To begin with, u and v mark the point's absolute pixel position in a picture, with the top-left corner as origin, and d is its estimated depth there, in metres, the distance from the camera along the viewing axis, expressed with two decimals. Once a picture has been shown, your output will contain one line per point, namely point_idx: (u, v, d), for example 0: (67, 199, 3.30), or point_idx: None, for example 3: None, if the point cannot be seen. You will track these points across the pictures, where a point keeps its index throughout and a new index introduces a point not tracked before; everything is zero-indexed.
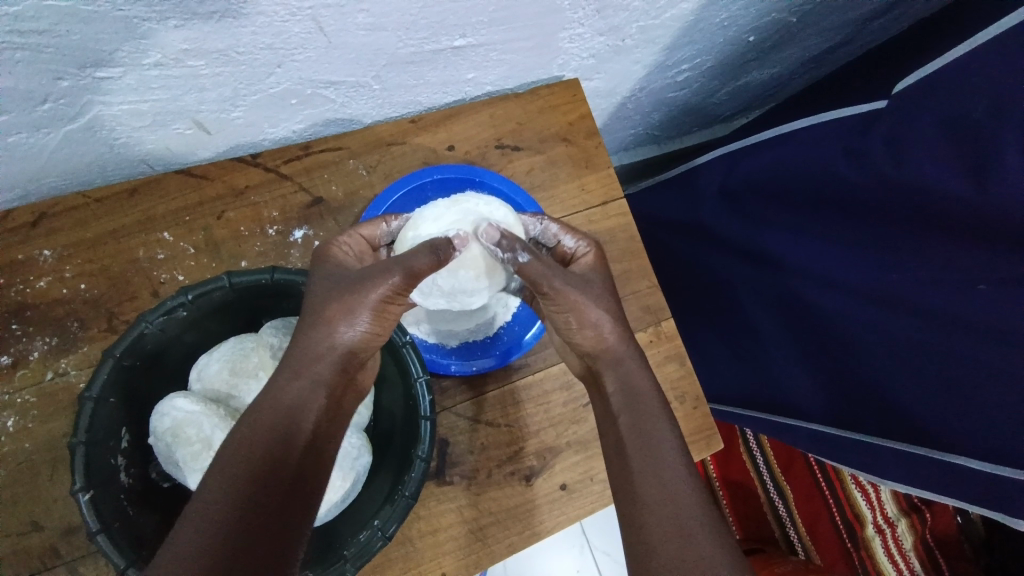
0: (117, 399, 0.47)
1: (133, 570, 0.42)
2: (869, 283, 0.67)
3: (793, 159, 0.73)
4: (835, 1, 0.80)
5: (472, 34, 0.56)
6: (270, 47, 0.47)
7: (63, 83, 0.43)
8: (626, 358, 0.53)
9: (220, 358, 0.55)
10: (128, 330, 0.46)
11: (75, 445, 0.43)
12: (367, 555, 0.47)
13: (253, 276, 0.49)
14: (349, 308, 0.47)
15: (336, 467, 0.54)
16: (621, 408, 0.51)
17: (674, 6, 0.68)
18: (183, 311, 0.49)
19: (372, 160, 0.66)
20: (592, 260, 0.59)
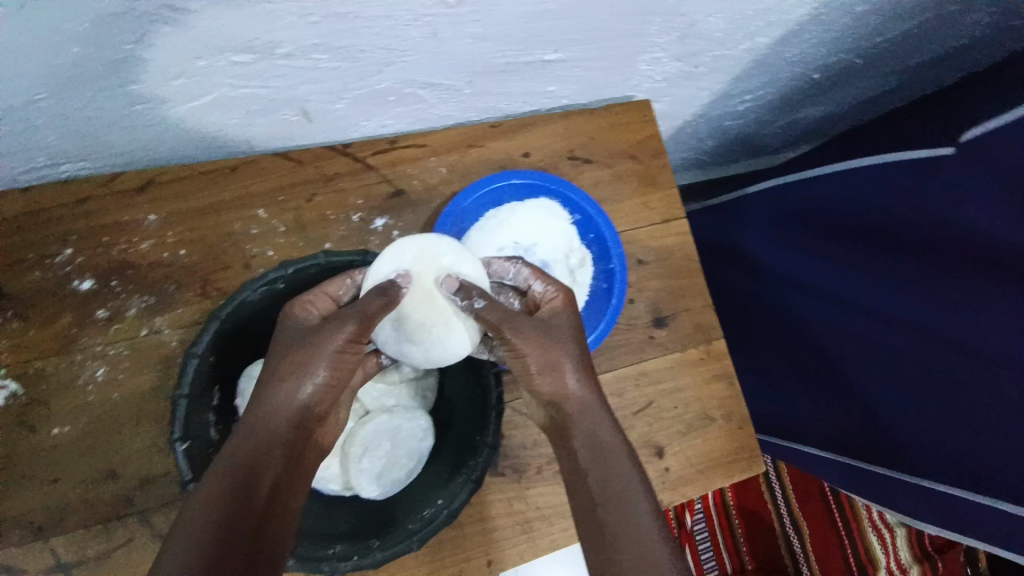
0: (216, 358, 0.50)
1: None
2: (919, 319, 0.68)
3: (851, 194, 0.74)
4: (898, 47, 0.83)
5: (563, 49, 0.60)
6: (387, 47, 0.51)
7: (199, 62, 0.46)
8: (593, 412, 0.50)
9: None
10: (232, 296, 0.49)
11: (177, 398, 0.46)
12: (432, 530, 0.50)
13: (349, 256, 0.54)
14: (302, 365, 0.47)
15: (403, 446, 0.58)
16: (587, 461, 0.48)
17: (750, 38, 0.71)
18: (281, 283, 0.52)
19: (452, 160, 0.69)
20: (561, 302, 0.55)
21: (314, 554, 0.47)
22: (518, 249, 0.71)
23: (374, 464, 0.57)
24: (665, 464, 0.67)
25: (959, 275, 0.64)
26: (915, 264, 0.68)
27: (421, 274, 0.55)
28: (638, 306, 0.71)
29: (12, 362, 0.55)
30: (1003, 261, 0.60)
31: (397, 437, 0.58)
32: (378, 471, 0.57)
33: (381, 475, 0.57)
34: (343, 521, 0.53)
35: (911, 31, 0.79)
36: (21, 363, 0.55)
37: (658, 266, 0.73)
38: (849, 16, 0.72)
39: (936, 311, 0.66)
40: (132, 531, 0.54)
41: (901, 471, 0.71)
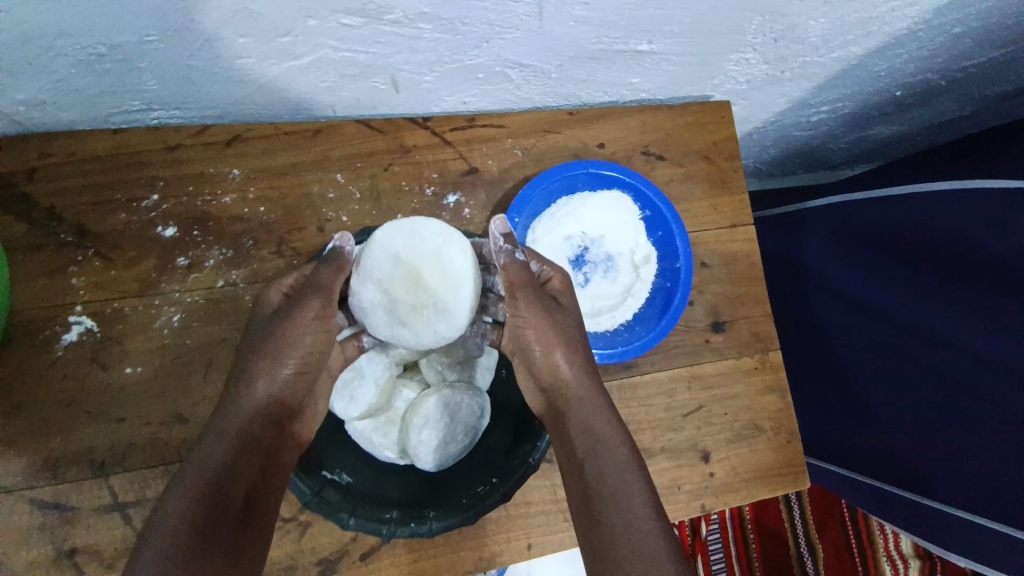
0: None
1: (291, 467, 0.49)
2: (995, 355, 0.67)
3: (933, 221, 0.73)
4: (991, 71, 0.80)
5: (658, 41, 0.59)
6: (490, 23, 0.51)
7: (310, 22, 0.47)
8: (590, 400, 0.50)
9: None
10: (319, 257, 0.55)
11: (262, 343, 0.53)
12: (483, 509, 0.51)
13: (424, 228, 0.57)
14: (272, 355, 0.47)
15: (461, 422, 0.57)
16: (583, 449, 0.48)
17: (844, 47, 0.69)
18: None
19: (528, 143, 0.69)
20: (560, 283, 0.54)
21: (373, 520, 0.50)
22: (585, 240, 0.71)
23: (431, 436, 0.55)
24: (711, 470, 0.67)
25: None
26: (996, 299, 0.67)
27: (410, 258, 0.53)
28: (698, 308, 0.71)
29: (92, 299, 0.57)
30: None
31: (456, 411, 0.57)
32: (434, 445, 0.56)
33: (437, 447, 0.56)
34: (399, 488, 0.55)
35: (1009, 56, 0.77)
36: (101, 302, 0.57)
37: (721, 271, 0.72)
38: (943, 37, 0.70)
39: (1013, 349, 0.65)
40: None
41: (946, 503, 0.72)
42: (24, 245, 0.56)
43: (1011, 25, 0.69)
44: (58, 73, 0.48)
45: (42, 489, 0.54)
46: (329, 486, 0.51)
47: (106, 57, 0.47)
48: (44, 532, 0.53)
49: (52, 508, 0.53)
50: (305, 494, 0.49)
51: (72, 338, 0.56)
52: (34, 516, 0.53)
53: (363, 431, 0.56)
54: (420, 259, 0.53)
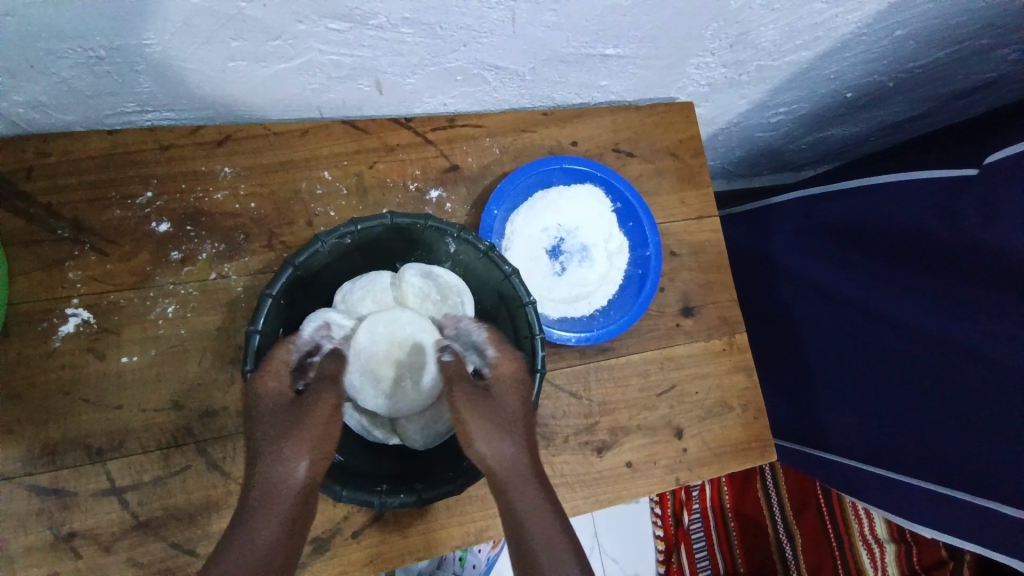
0: (284, 301, 0.53)
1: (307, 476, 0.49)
2: (943, 331, 0.73)
3: (880, 210, 0.79)
4: (928, 75, 0.88)
5: (623, 45, 0.65)
6: (467, 28, 0.55)
7: (300, 26, 0.51)
8: (524, 478, 0.50)
9: (362, 287, 0.60)
10: (307, 245, 0.53)
11: (250, 333, 0.50)
12: (469, 481, 0.53)
13: (411, 219, 0.55)
14: (296, 442, 0.49)
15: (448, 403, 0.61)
16: (516, 522, 0.48)
17: (794, 52, 0.75)
18: (348, 239, 0.55)
19: (506, 142, 0.73)
20: (507, 370, 0.54)
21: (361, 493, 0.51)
22: (561, 231, 0.75)
23: (421, 418, 0.61)
24: (684, 445, 0.71)
25: (985, 295, 0.69)
26: (942, 278, 0.73)
27: (393, 331, 0.60)
28: (669, 295, 0.75)
29: (88, 292, 0.59)
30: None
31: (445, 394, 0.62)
32: (422, 424, 0.60)
33: (426, 426, 0.60)
34: (387, 466, 0.57)
35: (944, 60, 0.84)
36: (97, 294, 0.59)
37: (690, 260, 0.77)
38: (887, 39, 0.76)
39: (956, 324, 0.71)
40: (188, 459, 0.58)
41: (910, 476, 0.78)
42: (23, 240, 0.58)
43: (942, 31, 0.76)
44: (59, 74, 0.51)
45: (41, 475, 0.55)
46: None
47: (104, 59, 0.50)
48: (43, 517, 0.55)
49: (50, 494, 0.55)
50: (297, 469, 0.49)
51: (69, 329, 0.58)
52: (32, 501, 0.55)
53: (355, 414, 0.61)
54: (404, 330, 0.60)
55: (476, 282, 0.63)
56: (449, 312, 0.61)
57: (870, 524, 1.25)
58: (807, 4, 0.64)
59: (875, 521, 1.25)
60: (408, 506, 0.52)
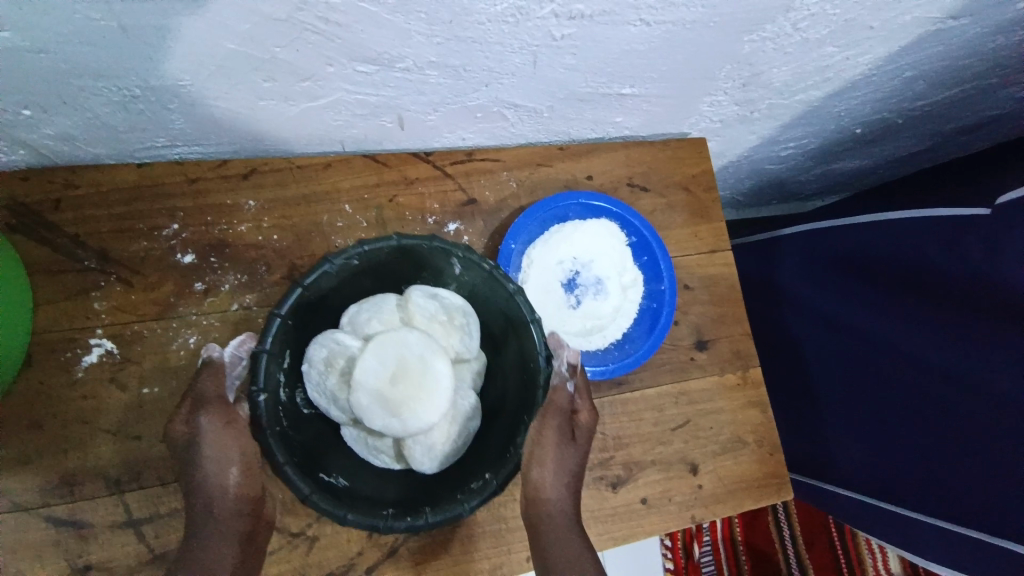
0: (292, 323, 0.55)
1: (312, 497, 0.50)
2: (956, 366, 0.72)
3: (889, 246, 0.80)
4: (935, 112, 0.89)
5: (639, 85, 0.67)
6: (489, 70, 0.57)
7: (329, 69, 0.53)
8: (567, 521, 0.58)
9: (367, 309, 0.60)
10: (313, 268, 0.54)
11: (259, 355, 0.51)
12: (479, 500, 0.52)
13: (416, 240, 0.56)
14: (221, 461, 0.54)
15: (454, 424, 0.60)
16: (551, 555, 0.55)
17: (805, 91, 0.77)
18: (354, 261, 0.56)
19: (522, 176, 0.75)
20: (591, 422, 0.63)
21: (369, 517, 0.51)
22: (576, 264, 0.76)
23: (426, 440, 0.58)
24: (699, 481, 0.70)
25: (994, 333, 0.69)
26: (950, 314, 0.73)
27: (395, 355, 0.58)
28: (682, 328, 0.75)
29: (112, 322, 0.60)
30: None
31: (451, 415, 0.60)
32: (428, 446, 0.58)
33: (432, 450, 0.58)
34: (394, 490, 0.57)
35: (951, 99, 0.85)
36: (120, 324, 0.60)
37: (703, 292, 0.78)
38: (898, 79, 0.78)
39: (967, 360, 0.71)
40: None
41: (917, 511, 0.77)
42: (50, 270, 0.59)
43: (949, 72, 0.77)
44: (93, 111, 0.53)
45: (57, 506, 0.55)
46: (326, 488, 0.52)
47: (138, 97, 0.52)
48: (59, 549, 0.54)
49: (65, 526, 0.55)
50: (303, 492, 0.49)
51: (91, 359, 0.58)
52: (48, 532, 0.54)
53: (359, 438, 0.60)
54: (405, 355, 0.58)
55: (482, 304, 0.63)
56: (455, 333, 0.61)
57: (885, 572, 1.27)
58: (819, 48, 0.66)
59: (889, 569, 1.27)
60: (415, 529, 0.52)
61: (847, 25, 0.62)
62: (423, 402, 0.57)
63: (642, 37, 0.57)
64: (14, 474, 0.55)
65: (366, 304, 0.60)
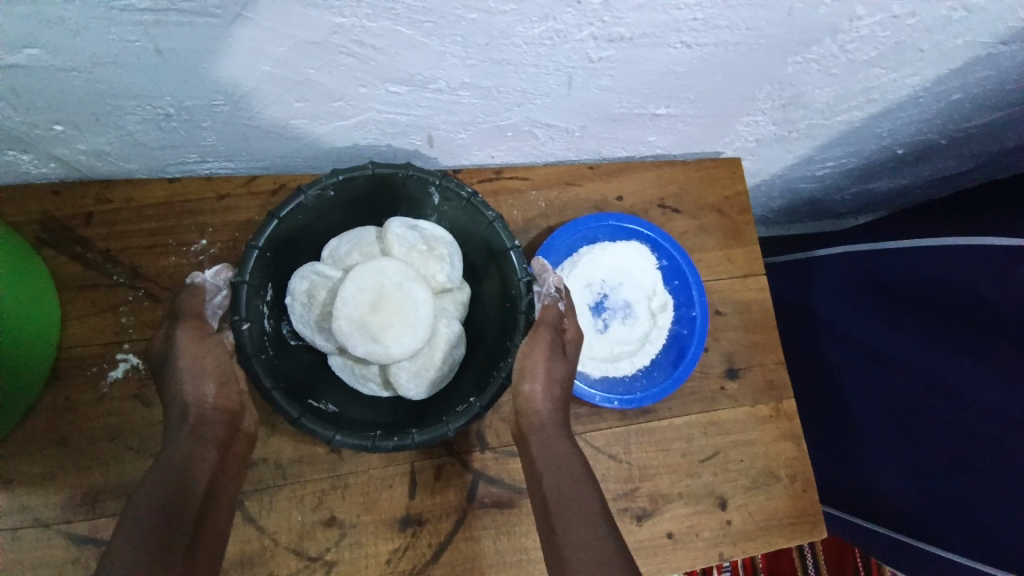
0: (272, 254, 0.55)
1: (301, 419, 0.50)
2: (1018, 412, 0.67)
3: (931, 273, 0.76)
4: (984, 134, 0.85)
5: (675, 106, 0.65)
6: (522, 91, 0.56)
7: (362, 90, 0.52)
8: (554, 429, 0.57)
9: (348, 241, 0.59)
10: (290, 197, 0.54)
11: (239, 284, 0.51)
12: (466, 420, 0.53)
13: (392, 167, 0.56)
14: (199, 371, 0.53)
15: (441, 351, 0.59)
16: (542, 464, 0.55)
17: (847, 112, 0.74)
18: (331, 192, 0.56)
19: (550, 195, 0.73)
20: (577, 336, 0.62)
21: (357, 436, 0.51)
22: (605, 287, 0.74)
23: (413, 366, 0.57)
24: (728, 517, 0.68)
25: None
26: (994, 349, 0.70)
27: (375, 283, 0.56)
28: (713, 354, 0.73)
29: (139, 338, 0.60)
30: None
31: (436, 342, 0.59)
32: (414, 372, 0.58)
33: (418, 377, 0.58)
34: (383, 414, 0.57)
35: (1001, 120, 0.81)
36: (147, 340, 0.60)
37: (735, 318, 0.75)
38: (945, 101, 0.74)
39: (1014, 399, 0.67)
40: None
41: (954, 552, 0.71)
42: (80, 285, 0.60)
43: (1002, 94, 0.74)
44: (126, 128, 0.53)
45: (79, 523, 0.55)
46: (314, 413, 0.52)
47: (172, 116, 0.52)
48: (79, 566, 0.54)
49: (87, 543, 0.55)
50: (291, 414, 0.49)
51: (118, 374, 0.58)
52: (70, 549, 0.55)
53: (347, 368, 0.59)
54: (384, 282, 0.56)
55: (463, 236, 0.64)
56: (437, 262, 0.60)
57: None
58: (864, 70, 0.63)
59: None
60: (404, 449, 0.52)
61: (896, 47, 0.60)
62: (405, 326, 0.55)
63: (681, 59, 0.55)
64: (38, 489, 0.55)
65: (348, 239, 0.60)
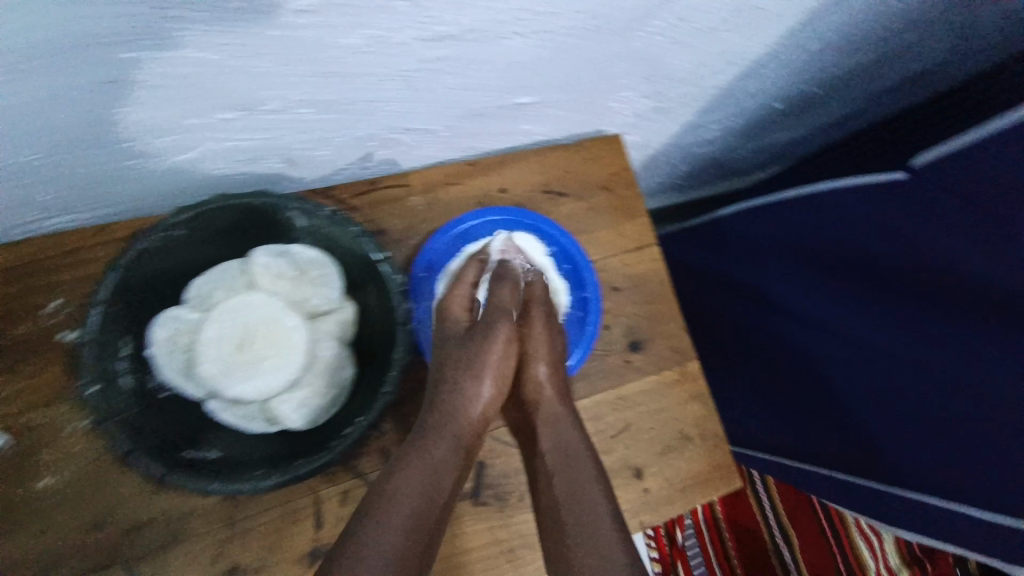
0: (123, 307, 0.54)
1: (169, 475, 0.51)
2: (899, 346, 0.71)
3: (816, 223, 0.76)
4: (854, 78, 0.88)
5: (535, 93, 0.64)
6: (366, 100, 0.54)
7: (190, 121, 0.50)
8: (558, 421, 0.62)
9: (213, 279, 0.60)
10: (131, 247, 0.52)
11: (88, 347, 0.51)
12: (348, 443, 0.54)
13: (241, 198, 0.55)
14: (476, 375, 0.62)
15: (325, 376, 0.60)
16: (556, 464, 0.58)
17: (713, 76, 0.75)
18: (179, 232, 0.55)
19: (431, 198, 0.72)
20: (541, 287, 0.72)
21: (235, 481, 0.52)
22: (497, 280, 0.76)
23: (293, 397, 0.58)
24: (645, 485, 0.70)
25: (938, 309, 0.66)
26: (878, 289, 0.72)
27: (240, 321, 0.57)
28: (615, 331, 0.74)
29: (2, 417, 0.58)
30: (980, 297, 0.62)
31: (316, 367, 0.60)
32: (299, 402, 0.58)
33: (303, 405, 0.58)
34: (272, 446, 0.57)
35: (864, 65, 0.84)
36: (11, 419, 0.58)
37: (633, 292, 0.76)
38: (804, 52, 0.76)
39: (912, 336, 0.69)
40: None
41: (881, 483, 0.74)
42: None
43: (857, 40, 0.76)
44: None
45: None
46: (188, 465, 0.52)
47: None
48: None
49: None
50: (155, 473, 0.50)
51: None
52: None
53: (227, 409, 0.58)
54: (251, 318, 0.58)
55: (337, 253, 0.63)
56: (310, 286, 0.61)
57: (882, 555, 1.26)
58: (713, 35, 0.64)
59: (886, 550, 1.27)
60: (291, 482, 0.53)
61: (737, 9, 0.60)
62: (275, 359, 0.58)
63: (521, 49, 0.54)
64: None
65: (212, 277, 0.60)
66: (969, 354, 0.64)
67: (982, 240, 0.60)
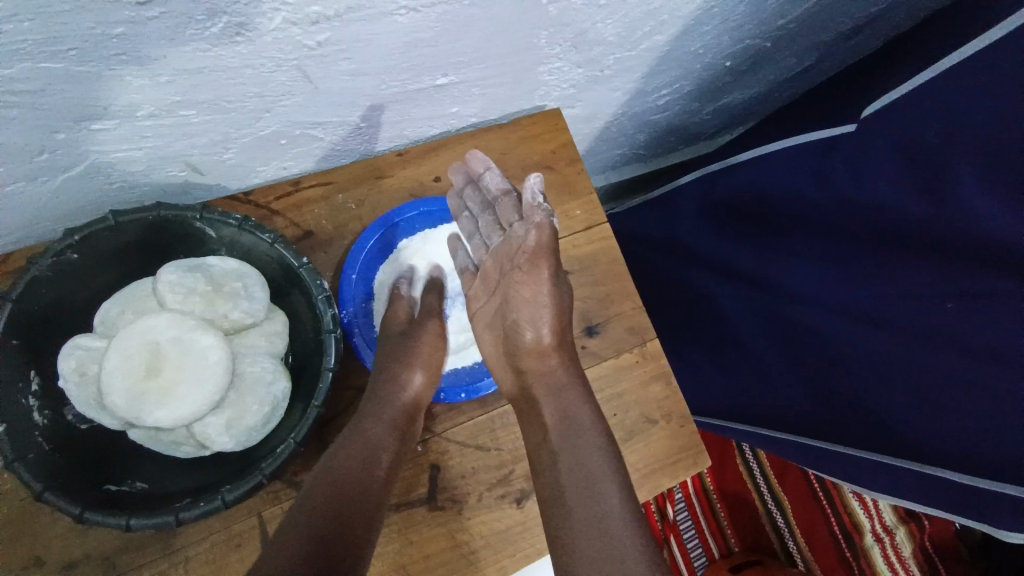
0: (21, 342, 0.50)
1: (87, 512, 0.47)
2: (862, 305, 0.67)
3: (768, 182, 0.75)
4: (804, 28, 0.83)
5: (453, 72, 0.60)
6: (258, 95, 0.50)
7: (59, 136, 0.45)
8: (567, 389, 0.57)
9: (121, 301, 0.56)
10: (19, 275, 0.49)
11: None
12: (281, 462, 0.50)
13: (138, 213, 0.52)
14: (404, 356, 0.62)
15: (251, 393, 0.55)
16: (560, 445, 0.54)
17: (647, 38, 0.70)
18: (73, 254, 0.51)
19: (360, 195, 0.69)
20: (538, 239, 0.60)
21: (159, 514, 0.48)
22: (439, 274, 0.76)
23: (219, 419, 0.54)
24: None
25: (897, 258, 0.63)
26: (830, 247, 0.69)
27: (151, 343, 0.53)
28: None
29: None
30: (942, 244, 0.59)
31: (242, 385, 0.56)
32: (226, 424, 0.54)
33: (231, 428, 0.54)
34: (204, 476, 0.54)
35: (812, 13, 0.79)
36: None
37: (584, 274, 0.73)
38: (742, 5, 0.72)
39: (869, 292, 0.65)
40: None
41: (852, 446, 0.70)
42: None
43: None
44: None
45: None
46: (108, 502, 0.49)
47: None
48: None
49: None
50: (71, 511, 0.46)
51: None
52: None
53: (149, 438, 0.54)
54: (162, 338, 0.53)
55: (257, 263, 0.60)
56: (227, 300, 0.57)
57: (876, 513, 1.21)
58: None
59: (880, 507, 1.21)
60: (217, 511, 0.49)
61: None
62: (195, 380, 0.53)
63: (419, 25, 0.49)
64: None
65: (120, 301, 0.56)
66: (926, 306, 0.61)
67: (917, 178, 0.59)
